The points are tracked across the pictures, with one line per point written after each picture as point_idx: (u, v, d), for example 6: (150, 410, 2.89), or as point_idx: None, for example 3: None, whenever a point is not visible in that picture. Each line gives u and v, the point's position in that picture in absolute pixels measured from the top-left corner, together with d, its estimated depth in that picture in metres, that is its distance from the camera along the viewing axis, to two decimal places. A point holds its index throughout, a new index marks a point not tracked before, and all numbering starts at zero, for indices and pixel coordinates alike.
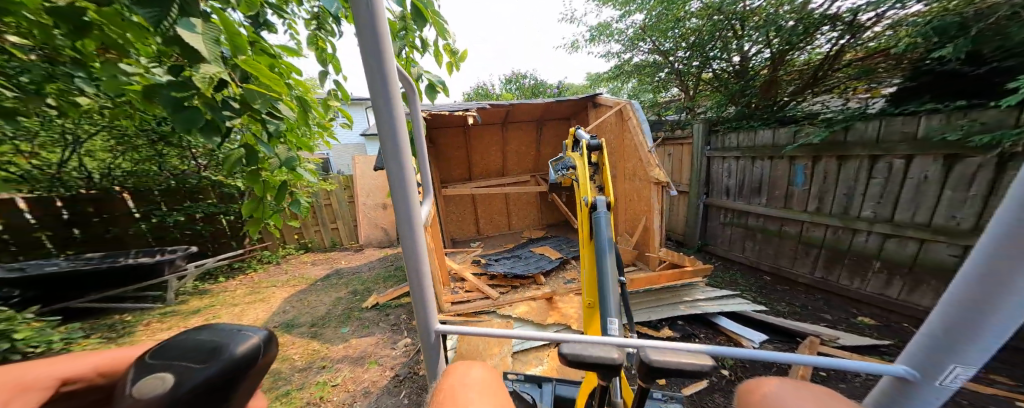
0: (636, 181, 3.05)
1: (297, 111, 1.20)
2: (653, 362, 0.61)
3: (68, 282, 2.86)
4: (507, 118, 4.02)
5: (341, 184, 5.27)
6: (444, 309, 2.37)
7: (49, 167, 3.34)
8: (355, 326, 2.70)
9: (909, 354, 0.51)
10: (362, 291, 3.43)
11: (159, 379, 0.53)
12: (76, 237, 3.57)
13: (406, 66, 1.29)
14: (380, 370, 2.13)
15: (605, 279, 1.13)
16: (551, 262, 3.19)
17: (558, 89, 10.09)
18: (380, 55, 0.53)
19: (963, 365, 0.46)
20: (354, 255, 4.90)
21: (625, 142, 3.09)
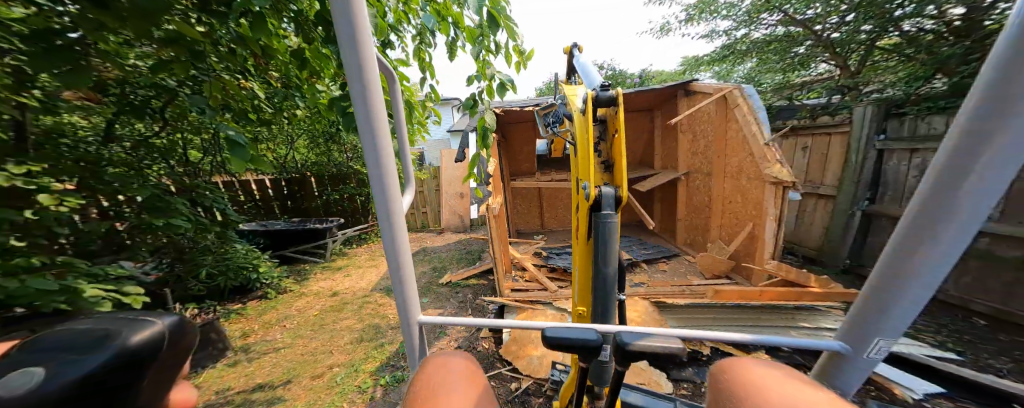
0: (742, 180, 2.71)
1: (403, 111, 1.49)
2: (631, 345, 0.68)
3: (284, 238, 4.42)
4: None
5: (431, 175, 6.12)
6: (504, 294, 2.52)
7: (277, 161, 5.20)
8: (433, 298, 3.20)
9: (843, 327, 0.56)
10: (440, 269, 4.00)
11: (26, 373, 0.46)
12: (288, 205, 5.35)
13: (482, 67, 1.46)
14: (446, 340, 2.47)
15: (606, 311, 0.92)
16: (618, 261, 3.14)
17: (640, 76, 9.10)
18: (358, 58, 0.52)
19: (886, 335, 0.50)
20: (437, 237, 5.67)
21: (733, 134, 2.76)
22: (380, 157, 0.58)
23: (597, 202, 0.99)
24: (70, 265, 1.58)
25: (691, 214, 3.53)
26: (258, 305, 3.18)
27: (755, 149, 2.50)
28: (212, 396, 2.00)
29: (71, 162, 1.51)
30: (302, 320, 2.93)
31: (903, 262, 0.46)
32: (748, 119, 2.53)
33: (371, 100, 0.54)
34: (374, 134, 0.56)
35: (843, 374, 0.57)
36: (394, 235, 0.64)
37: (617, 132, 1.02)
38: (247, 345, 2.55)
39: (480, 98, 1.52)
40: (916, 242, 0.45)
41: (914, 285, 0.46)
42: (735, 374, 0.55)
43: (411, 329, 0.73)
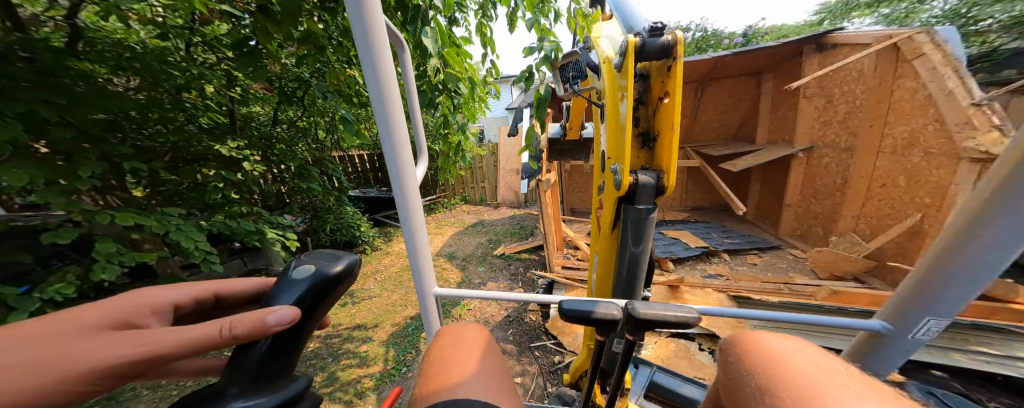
0: (915, 155, 2.54)
1: (468, 87, 1.72)
2: (641, 316, 0.62)
3: (381, 204, 5.42)
4: (712, 73, 4.26)
5: (490, 151, 6.39)
6: (556, 270, 2.87)
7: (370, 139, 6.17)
8: (488, 267, 3.49)
9: (886, 310, 0.64)
10: (495, 241, 4.30)
11: (303, 270, 0.60)
12: (379, 177, 6.35)
13: (542, 37, 1.43)
14: (497, 308, 2.72)
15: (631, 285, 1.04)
16: (685, 250, 3.34)
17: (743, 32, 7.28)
18: (367, 34, 0.57)
19: (933, 319, 0.58)
20: (495, 211, 5.96)
21: (916, 96, 2.53)
22: (393, 128, 0.65)
23: (635, 190, 0.99)
24: (260, 214, 2.31)
25: (812, 198, 3.59)
26: (360, 258, 4.02)
27: (948, 113, 2.29)
28: (329, 327, 2.67)
29: (255, 135, 2.46)
30: (388, 275, 3.56)
31: (951, 255, 0.53)
32: (944, 74, 2.33)
33: (383, 78, 0.61)
34: (386, 105, 0.63)
35: (881, 352, 0.65)
36: (408, 199, 0.72)
37: (670, 97, 0.95)
38: (353, 291, 3.27)
39: (538, 70, 1.50)
40: (964, 249, 0.52)
41: (963, 277, 0.53)
42: (742, 349, 0.64)
43: (426, 299, 0.83)
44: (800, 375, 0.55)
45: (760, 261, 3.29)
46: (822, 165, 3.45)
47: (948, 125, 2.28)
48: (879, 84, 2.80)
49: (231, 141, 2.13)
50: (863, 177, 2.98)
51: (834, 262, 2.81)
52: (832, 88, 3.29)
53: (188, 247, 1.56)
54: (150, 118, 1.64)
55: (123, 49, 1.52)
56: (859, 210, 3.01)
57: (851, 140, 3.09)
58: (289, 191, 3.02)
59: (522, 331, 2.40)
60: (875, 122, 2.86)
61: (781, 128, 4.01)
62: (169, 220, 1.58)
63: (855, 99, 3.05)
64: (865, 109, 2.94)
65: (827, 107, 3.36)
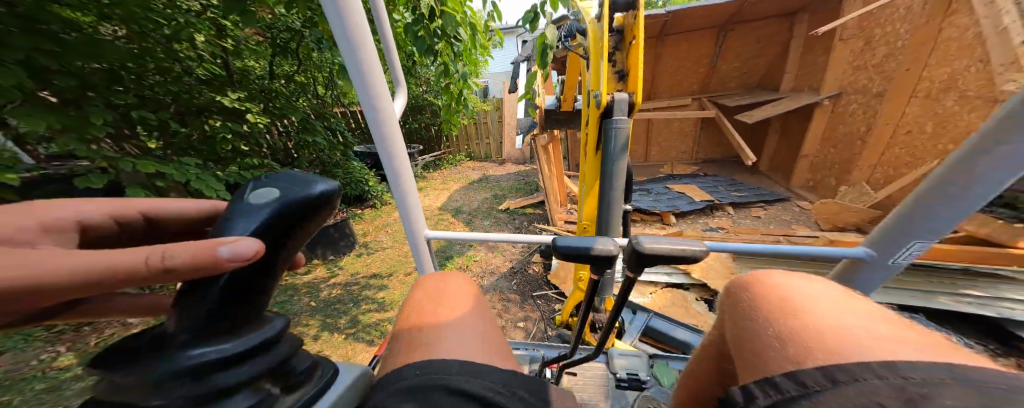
0: (949, 100, 2.37)
1: (469, 35, 1.62)
2: (644, 249, 0.62)
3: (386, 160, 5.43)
4: (736, 15, 3.89)
5: (494, 105, 6.17)
6: (558, 224, 2.94)
7: None
8: (493, 221, 3.60)
9: (873, 241, 0.74)
10: (500, 196, 4.37)
11: (263, 193, 0.39)
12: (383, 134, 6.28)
13: None
14: (502, 260, 2.86)
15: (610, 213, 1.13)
16: (689, 205, 3.34)
17: None
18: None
19: (916, 244, 0.67)
20: (500, 167, 5.93)
21: (964, 35, 2.26)
22: (369, 78, 0.63)
23: (608, 110, 1.09)
24: (271, 165, 2.34)
25: (829, 150, 3.46)
26: (371, 212, 4.17)
27: (994, 54, 2.07)
28: (349, 277, 2.88)
29: (254, 88, 2.43)
30: (399, 228, 3.72)
31: (936, 195, 0.61)
32: (1000, 9, 2.05)
33: (352, 20, 0.56)
34: (355, 44, 0.58)
35: (863, 273, 0.77)
36: (391, 145, 0.72)
37: (634, 39, 1.07)
38: (367, 243, 3.45)
39: (542, 11, 1.38)
40: (946, 188, 0.59)
41: (942, 212, 0.61)
42: (759, 293, 0.64)
43: (418, 243, 0.89)
44: (822, 317, 0.53)
45: (763, 215, 3.30)
46: (848, 113, 3.25)
47: (991, 66, 2.09)
48: (926, 22, 2.50)
49: (231, 93, 2.12)
50: (890, 127, 2.82)
51: (837, 213, 2.84)
52: (874, 27, 2.96)
53: (210, 195, 1.62)
54: (146, 67, 1.62)
55: None
56: (876, 160, 2.93)
57: (885, 86, 2.86)
58: (295, 146, 3.11)
59: (525, 281, 2.56)
60: (913, 65, 2.60)
61: (808, 76, 3.72)
62: (188, 170, 1.63)
63: (898, 39, 2.74)
64: (906, 52, 2.67)
65: (865, 50, 3.05)
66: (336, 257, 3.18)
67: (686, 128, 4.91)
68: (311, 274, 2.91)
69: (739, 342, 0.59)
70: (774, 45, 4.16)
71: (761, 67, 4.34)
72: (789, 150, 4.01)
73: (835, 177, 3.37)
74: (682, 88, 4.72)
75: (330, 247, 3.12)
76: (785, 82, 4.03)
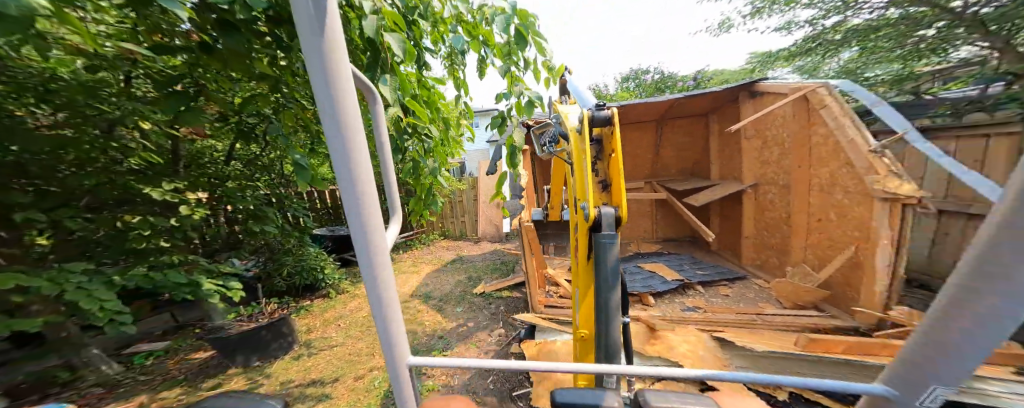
0: (837, 194, 2.96)
1: (441, 130, 1.74)
2: (650, 405, 0.65)
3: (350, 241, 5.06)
4: (665, 114, 4.79)
5: (468, 184, 6.38)
6: (538, 310, 2.81)
7: None
8: (468, 307, 3.33)
9: (871, 364, 0.62)
10: (475, 278, 4.15)
11: None
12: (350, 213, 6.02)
13: (511, 84, 1.44)
14: (477, 351, 2.55)
15: (608, 322, 1.14)
16: (664, 285, 3.46)
17: (695, 78, 8.24)
18: (326, 73, 0.47)
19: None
20: (472, 245, 5.81)
21: (828, 141, 2.99)
22: (359, 183, 0.51)
23: (597, 223, 1.18)
24: (196, 263, 2.00)
25: (764, 230, 3.99)
26: (322, 303, 3.65)
27: (855, 158, 2.71)
28: (276, 386, 2.31)
29: (201, 176, 2.25)
30: (354, 321, 3.24)
31: (948, 328, 0.44)
32: (845, 124, 2.79)
33: (350, 123, 0.49)
34: (351, 152, 0.50)
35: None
36: (379, 263, 0.56)
37: (615, 152, 1.26)
38: (310, 341, 2.91)
39: (509, 116, 1.53)
40: (958, 307, 0.43)
41: (954, 350, 0.43)
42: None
43: (401, 383, 0.64)
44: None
45: (732, 293, 3.49)
46: (769, 200, 3.87)
47: (857, 169, 2.70)
48: (800, 128, 3.29)
49: (166, 183, 1.87)
50: (803, 207, 3.38)
51: (794, 292, 3.07)
52: (765, 131, 3.81)
53: (89, 309, 1.29)
54: (63, 157, 1.47)
55: (42, 79, 1.29)
56: (806, 240, 3.36)
57: (787, 178, 3.57)
58: (243, 233, 2.79)
59: (504, 377, 2.26)
60: (801, 163, 3.33)
61: (730, 167, 4.53)
62: (69, 277, 1.33)
63: (785, 142, 3.54)
64: (793, 152, 3.42)
65: (764, 149, 3.86)
66: (263, 362, 2.59)
67: (646, 208, 5.44)
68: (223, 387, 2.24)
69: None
70: (699, 138, 5.07)
71: (692, 156, 5.17)
72: (732, 227, 4.57)
73: (777, 256, 3.79)
74: (637, 172, 5.39)
75: (258, 351, 2.57)
76: (713, 171, 4.85)
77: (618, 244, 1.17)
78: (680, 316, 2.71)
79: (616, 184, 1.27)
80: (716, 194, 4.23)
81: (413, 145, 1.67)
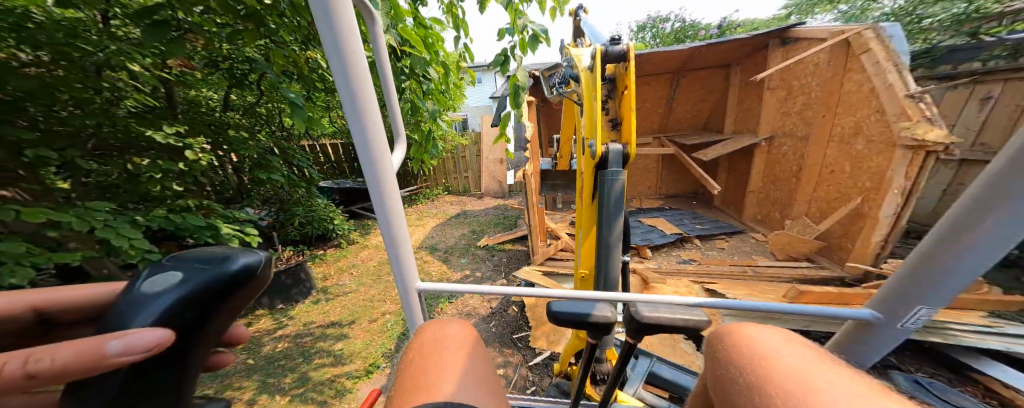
0: (859, 144, 2.85)
1: (440, 74, 1.69)
2: (643, 318, 0.69)
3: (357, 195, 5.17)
4: (685, 64, 4.43)
5: (472, 140, 6.28)
6: (538, 261, 2.93)
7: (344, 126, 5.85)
8: (471, 259, 3.50)
9: (880, 299, 0.60)
10: (478, 231, 4.29)
11: (167, 276, 0.54)
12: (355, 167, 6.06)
13: (514, 17, 1.35)
14: (480, 299, 2.74)
15: (610, 256, 1.17)
16: (661, 238, 3.53)
17: (719, 27, 7.56)
18: (329, 11, 0.51)
19: (925, 307, 0.54)
20: (477, 201, 5.90)
21: (862, 88, 2.80)
22: (366, 120, 0.59)
23: (604, 159, 1.20)
24: (211, 208, 2.09)
25: (771, 183, 3.94)
26: (334, 252, 3.86)
27: (889, 105, 2.57)
28: (300, 327, 2.54)
29: (204, 121, 2.27)
30: (366, 270, 3.44)
31: (938, 251, 0.50)
32: (887, 68, 2.59)
33: (355, 64, 0.55)
34: (355, 91, 0.56)
35: (866, 342, 0.65)
36: (385, 194, 0.66)
37: (627, 89, 1.26)
38: (326, 287, 3.13)
39: (512, 54, 1.46)
40: (953, 234, 0.48)
41: (946, 271, 0.49)
42: (731, 343, 0.70)
43: (410, 299, 0.78)
44: (786, 373, 0.59)
45: (728, 246, 3.58)
46: (782, 153, 3.77)
47: (887, 116, 2.58)
48: (834, 76, 3.06)
49: (167, 127, 1.94)
50: (817, 163, 3.30)
51: (791, 243, 3.17)
52: (793, 80, 3.56)
53: (120, 245, 1.39)
54: (59, 98, 1.44)
55: (19, 17, 1.30)
56: (813, 194, 3.35)
57: (808, 130, 3.42)
58: (251, 181, 2.89)
59: (504, 322, 2.46)
60: (827, 113, 3.16)
61: (747, 118, 4.32)
62: (93, 215, 1.43)
63: (812, 91, 3.34)
64: (820, 102, 3.24)
65: (788, 99, 3.64)
66: (286, 305, 2.82)
67: (651, 165, 5.33)
68: (252, 327, 2.52)
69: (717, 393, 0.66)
70: (715, 92, 4.81)
71: (707, 111, 4.99)
72: (738, 184, 4.50)
73: (779, 210, 3.80)
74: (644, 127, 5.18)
75: (279, 295, 2.77)
76: (728, 124, 4.64)
77: (625, 181, 1.19)
78: (675, 268, 2.82)
79: (629, 122, 1.28)
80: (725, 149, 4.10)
81: (410, 88, 1.63)
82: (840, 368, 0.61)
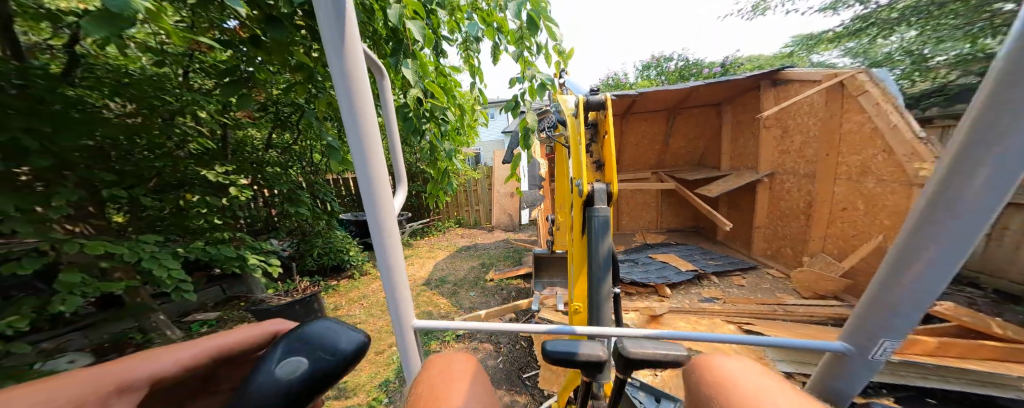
0: (869, 183, 2.73)
1: (457, 115, 1.82)
2: (631, 355, 0.69)
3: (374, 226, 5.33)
4: (680, 103, 4.44)
5: (484, 174, 6.46)
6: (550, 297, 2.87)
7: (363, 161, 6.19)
8: (480, 292, 3.44)
9: (847, 332, 0.58)
10: (488, 264, 4.26)
11: (292, 362, 0.59)
12: None
13: (523, 67, 1.45)
14: (488, 336, 2.65)
15: (599, 291, 1.14)
16: (678, 274, 3.37)
17: (721, 66, 7.78)
18: (347, 74, 0.59)
19: (889, 340, 0.52)
20: (487, 234, 5.92)
21: (863, 128, 2.75)
22: (371, 163, 0.63)
23: (591, 198, 1.24)
24: (243, 239, 2.24)
25: (779, 220, 3.74)
26: (347, 283, 3.92)
27: (897, 145, 2.49)
28: None
29: (247, 160, 2.51)
30: (375, 301, 3.45)
31: (900, 272, 0.48)
32: (887, 109, 2.55)
33: (362, 115, 0.60)
34: (362, 139, 0.61)
35: (844, 376, 0.59)
36: (386, 233, 0.68)
37: (607, 134, 1.35)
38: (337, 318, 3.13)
39: (522, 100, 1.56)
40: (912, 252, 0.46)
41: (910, 291, 0.47)
42: (700, 367, 0.63)
43: (407, 335, 0.77)
44: (746, 398, 0.53)
45: (745, 282, 3.36)
46: (785, 190, 3.64)
47: (898, 155, 2.49)
48: (830, 116, 3.02)
49: (219, 167, 2.15)
50: (826, 201, 3.14)
51: (816, 281, 2.92)
52: (787, 119, 3.54)
53: (160, 275, 1.50)
54: (138, 143, 1.67)
55: (119, 76, 1.57)
56: (825, 231, 3.16)
57: (812, 167, 3.30)
58: (278, 214, 3.09)
59: (512, 360, 2.34)
60: (831, 151, 3.06)
61: (743, 155, 4.29)
62: (143, 247, 1.54)
63: (810, 131, 3.29)
64: (820, 140, 3.16)
65: (785, 137, 3.60)
66: None
67: (650, 200, 5.24)
68: None
69: None
70: (708, 129, 4.81)
71: (701, 146, 4.96)
72: (742, 219, 4.32)
73: (791, 246, 3.57)
74: (640, 162, 5.15)
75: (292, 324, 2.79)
76: (722, 160, 4.60)
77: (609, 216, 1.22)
78: (697, 308, 2.64)
79: (612, 163, 1.34)
80: (722, 188, 3.98)
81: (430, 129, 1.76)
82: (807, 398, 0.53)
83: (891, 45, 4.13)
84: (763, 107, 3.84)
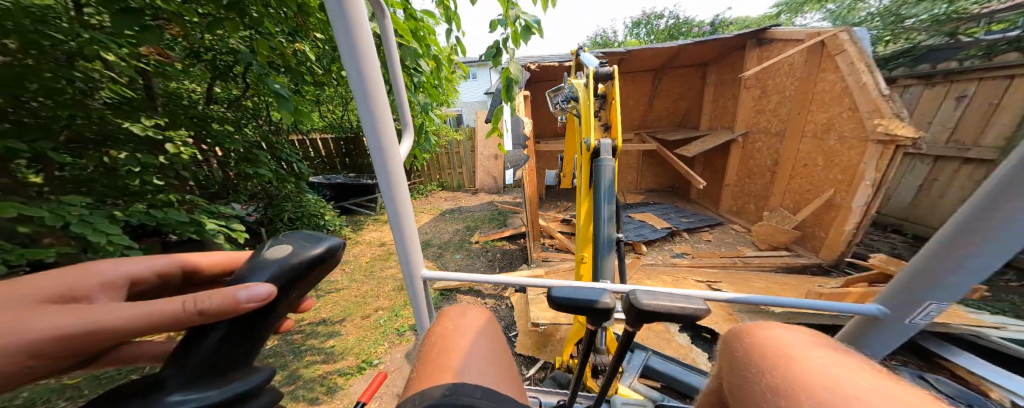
0: (832, 139, 2.91)
1: (432, 66, 1.68)
2: (644, 305, 0.68)
3: (351, 190, 5.10)
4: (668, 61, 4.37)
5: (467, 135, 6.24)
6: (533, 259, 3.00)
7: (334, 120, 5.73)
8: (464, 254, 3.50)
9: (889, 295, 0.65)
10: (472, 227, 4.28)
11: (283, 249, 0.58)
12: (346, 163, 5.95)
13: (505, 8, 1.32)
14: (474, 297, 2.75)
15: (602, 233, 1.23)
16: (653, 232, 3.58)
17: (709, 25, 7.66)
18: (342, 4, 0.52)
19: (934, 303, 0.59)
20: (471, 197, 5.88)
21: (835, 87, 2.86)
22: (372, 105, 0.60)
23: (597, 151, 1.41)
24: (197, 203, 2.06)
25: (746, 178, 4.01)
26: None
27: (862, 103, 2.62)
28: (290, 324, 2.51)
29: (186, 114, 2.22)
30: (357, 266, 3.41)
31: (947, 253, 0.55)
32: (860, 68, 2.63)
33: (363, 53, 0.56)
34: (366, 84, 0.58)
35: (878, 333, 0.68)
36: (391, 181, 0.68)
37: (614, 100, 1.54)
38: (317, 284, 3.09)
39: (505, 46, 1.43)
40: (963, 237, 0.53)
41: (954, 270, 0.54)
42: (753, 342, 0.67)
43: (416, 285, 0.81)
44: (814, 370, 0.56)
45: (712, 238, 3.66)
46: (755, 149, 3.84)
47: (861, 112, 2.63)
48: (808, 75, 3.10)
49: (146, 120, 1.90)
50: (790, 159, 3.37)
51: (770, 233, 3.29)
52: (767, 79, 3.64)
53: (97, 241, 1.34)
54: (27, 88, 1.39)
55: None
56: (785, 187, 3.44)
57: (782, 126, 3.47)
58: (237, 176, 2.86)
59: (498, 319, 2.47)
60: (802, 110, 3.21)
61: (722, 115, 4.41)
62: (68, 210, 1.37)
63: (786, 90, 3.41)
64: (795, 100, 3.29)
65: (763, 97, 3.71)
66: None
67: (631, 161, 5.39)
68: None
69: (734, 395, 0.62)
70: (691, 89, 4.85)
71: (682, 108, 5.03)
72: (714, 177, 4.58)
73: (754, 202, 3.87)
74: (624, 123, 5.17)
75: None
76: (703, 120, 4.74)
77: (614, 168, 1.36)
78: (669, 264, 2.87)
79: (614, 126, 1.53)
80: (696, 149, 4.13)
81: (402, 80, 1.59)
82: (870, 372, 0.57)
83: (869, 8, 4.23)
84: (746, 67, 3.90)
